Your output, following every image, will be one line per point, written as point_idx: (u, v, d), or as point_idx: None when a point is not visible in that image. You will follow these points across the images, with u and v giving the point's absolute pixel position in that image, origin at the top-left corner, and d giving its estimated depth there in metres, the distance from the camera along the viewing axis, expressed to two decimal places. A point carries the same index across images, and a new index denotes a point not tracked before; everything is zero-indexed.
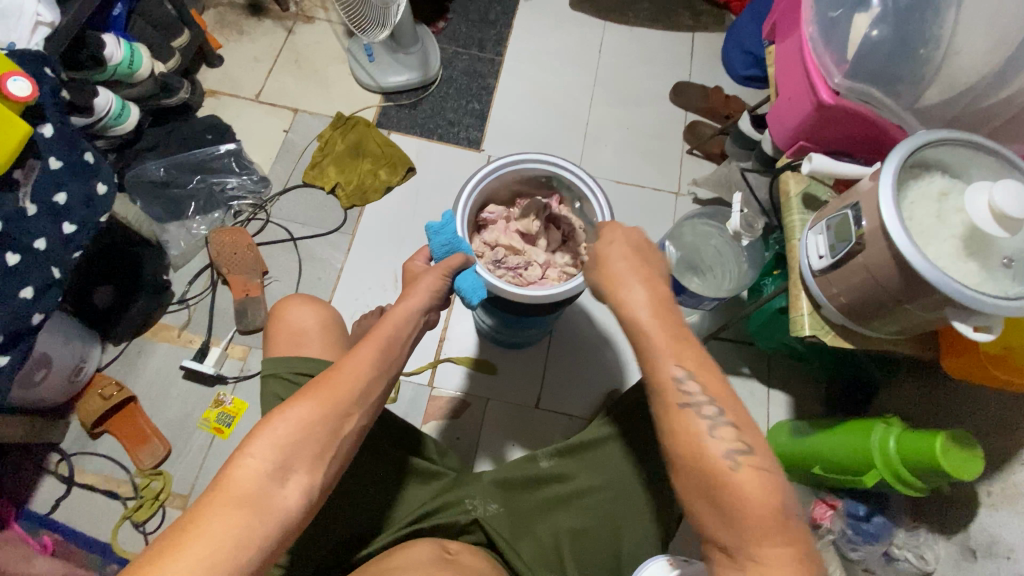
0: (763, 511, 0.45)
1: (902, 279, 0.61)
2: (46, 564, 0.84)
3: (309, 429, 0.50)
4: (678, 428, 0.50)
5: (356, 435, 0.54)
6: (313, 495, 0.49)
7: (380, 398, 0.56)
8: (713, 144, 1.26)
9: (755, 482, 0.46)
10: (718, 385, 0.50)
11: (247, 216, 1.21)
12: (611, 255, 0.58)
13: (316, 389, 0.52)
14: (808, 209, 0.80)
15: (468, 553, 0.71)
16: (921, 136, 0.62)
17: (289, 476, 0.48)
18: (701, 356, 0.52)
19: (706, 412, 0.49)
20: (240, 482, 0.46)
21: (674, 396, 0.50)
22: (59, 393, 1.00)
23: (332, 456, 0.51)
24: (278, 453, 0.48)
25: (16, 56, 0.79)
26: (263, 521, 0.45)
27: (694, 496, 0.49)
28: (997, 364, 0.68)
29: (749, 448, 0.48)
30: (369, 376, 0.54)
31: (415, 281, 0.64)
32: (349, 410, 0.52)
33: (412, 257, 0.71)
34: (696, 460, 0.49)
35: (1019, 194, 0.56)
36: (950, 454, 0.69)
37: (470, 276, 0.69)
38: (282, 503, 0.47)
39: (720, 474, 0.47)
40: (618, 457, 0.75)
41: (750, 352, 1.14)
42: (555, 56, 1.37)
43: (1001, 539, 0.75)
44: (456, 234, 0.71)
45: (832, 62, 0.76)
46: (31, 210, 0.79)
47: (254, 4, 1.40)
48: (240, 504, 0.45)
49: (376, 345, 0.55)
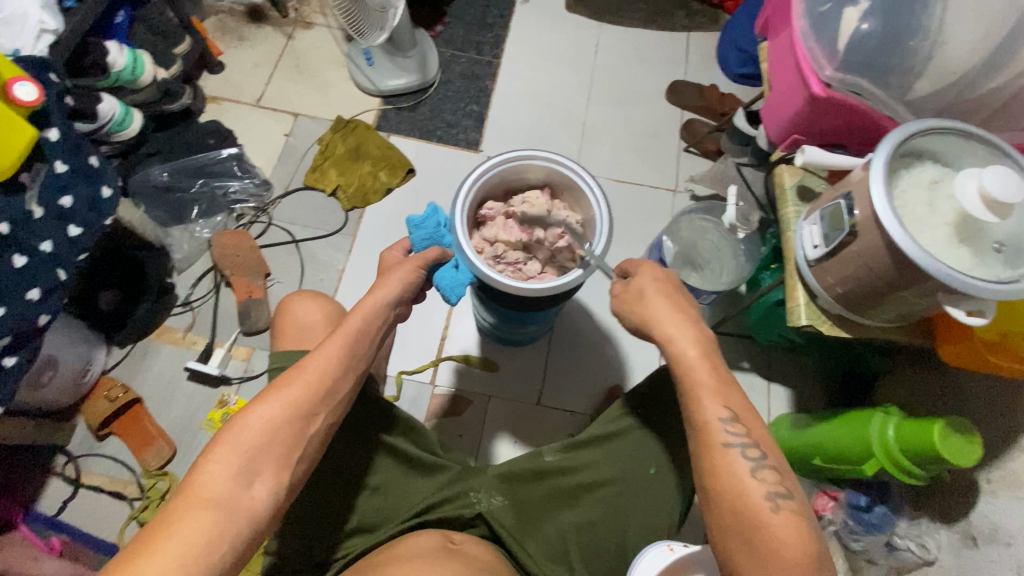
0: (798, 555, 0.49)
1: (895, 266, 0.62)
2: (53, 564, 0.85)
3: (275, 430, 0.52)
4: (720, 467, 0.54)
5: (322, 434, 0.56)
6: (281, 493, 0.52)
7: (346, 396, 0.58)
8: (709, 142, 1.28)
9: (786, 522, 0.50)
10: (759, 429, 0.55)
11: (249, 220, 1.23)
12: (649, 291, 0.63)
13: (279, 390, 0.54)
14: (802, 202, 0.81)
15: (472, 543, 0.72)
16: (910, 126, 0.64)
17: (256, 477, 0.50)
18: (743, 400, 0.56)
19: (749, 454, 0.54)
20: (209, 484, 0.48)
21: (717, 436, 0.55)
22: (65, 395, 1.01)
23: (299, 456, 0.54)
24: (243, 457, 0.51)
25: (23, 63, 0.81)
26: (233, 520, 0.48)
27: (731, 536, 0.52)
28: (995, 351, 0.68)
29: (788, 492, 0.52)
30: (333, 375, 0.56)
31: (388, 272, 0.65)
32: (315, 409, 0.55)
33: (391, 248, 0.74)
34: (735, 498, 0.53)
35: (1009, 180, 0.57)
36: (949, 440, 0.69)
37: (448, 274, 0.75)
38: (250, 503, 0.49)
39: (759, 515, 0.51)
40: (626, 449, 0.74)
41: (750, 346, 1.15)
42: (551, 58, 1.39)
43: (1000, 525, 0.76)
44: (436, 229, 0.77)
45: (823, 56, 0.76)
46: (38, 213, 0.80)
47: (254, 11, 1.42)
48: (210, 505, 0.47)
49: (339, 344, 0.57)
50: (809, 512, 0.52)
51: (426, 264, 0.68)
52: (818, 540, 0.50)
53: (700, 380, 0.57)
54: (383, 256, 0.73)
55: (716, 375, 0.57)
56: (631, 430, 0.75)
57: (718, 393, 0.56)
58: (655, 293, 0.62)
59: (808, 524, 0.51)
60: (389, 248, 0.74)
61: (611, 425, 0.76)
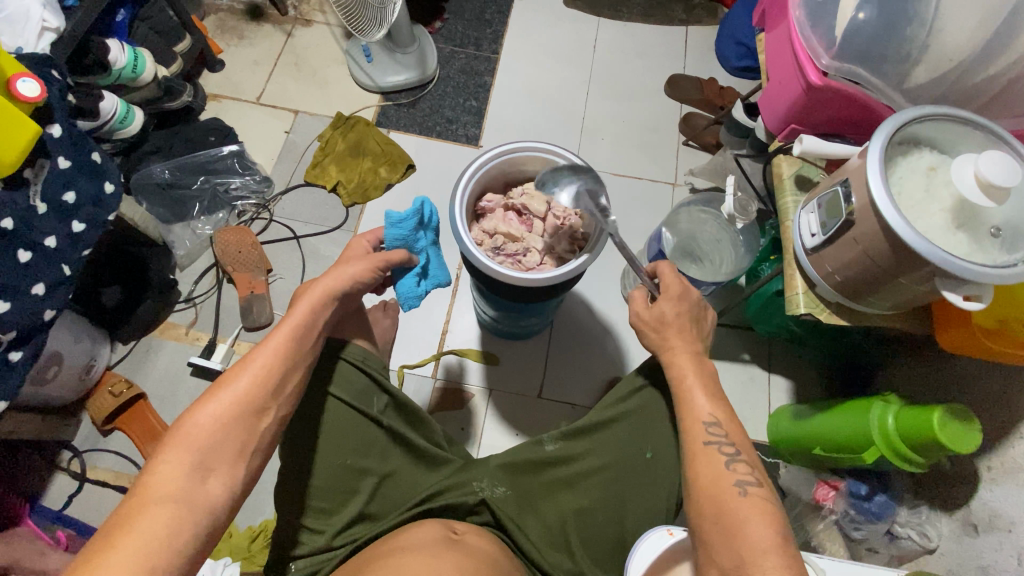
0: (765, 534, 0.53)
1: (893, 253, 0.62)
2: (60, 558, 0.86)
3: (226, 427, 0.56)
4: (699, 461, 0.60)
5: (275, 427, 0.60)
6: (237, 487, 0.55)
7: (294, 389, 0.62)
8: (708, 135, 1.28)
9: (755, 504, 0.55)
10: (736, 431, 0.61)
11: (251, 216, 1.23)
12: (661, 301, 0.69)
13: (226, 388, 0.57)
14: (800, 191, 0.82)
15: (474, 533, 0.73)
16: (907, 112, 0.64)
17: (211, 472, 0.53)
18: (726, 409, 0.63)
19: (726, 450, 0.60)
20: (164, 483, 0.51)
21: (700, 435, 0.61)
22: (70, 390, 1.02)
23: (254, 450, 0.57)
24: (196, 455, 0.53)
25: (26, 60, 0.82)
26: (192, 514, 0.51)
27: (705, 520, 0.57)
28: (993, 337, 0.69)
29: (757, 482, 0.57)
30: (280, 369, 0.60)
31: (347, 263, 0.70)
32: (266, 403, 0.59)
33: (360, 236, 0.75)
34: (711, 487, 0.58)
35: (1004, 164, 0.58)
36: (947, 428, 0.69)
37: (407, 283, 0.80)
38: (207, 497, 0.52)
39: (732, 500, 0.56)
40: (631, 436, 0.74)
41: (749, 338, 1.15)
42: (550, 52, 1.39)
43: (1000, 512, 0.76)
44: (410, 231, 0.76)
45: (820, 45, 0.76)
46: (42, 208, 0.81)
47: (254, 9, 1.42)
48: (169, 500, 0.50)
49: (283, 340, 0.62)
50: (777, 502, 0.57)
51: (388, 264, 0.73)
52: (783, 524, 0.54)
53: (691, 385, 0.65)
54: (350, 243, 0.74)
55: (704, 383, 0.65)
56: (637, 418, 0.75)
57: (705, 398, 0.64)
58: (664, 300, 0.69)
59: (775, 511, 0.55)
60: (359, 236, 0.75)
61: (610, 411, 0.76)
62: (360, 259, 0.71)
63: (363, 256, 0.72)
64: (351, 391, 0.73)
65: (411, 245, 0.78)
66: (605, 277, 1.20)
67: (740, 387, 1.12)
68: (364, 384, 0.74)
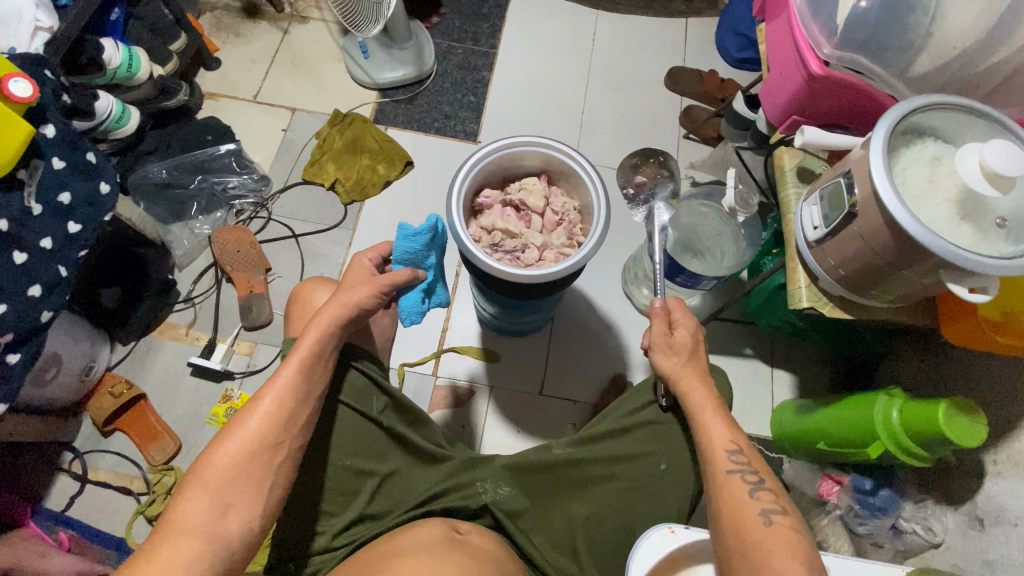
0: (790, 560, 0.53)
1: (897, 246, 0.61)
2: (61, 560, 0.86)
3: (241, 465, 0.58)
4: (724, 491, 0.60)
5: (290, 462, 0.61)
6: (256, 522, 0.57)
7: (307, 421, 0.63)
8: (708, 128, 1.27)
9: (779, 531, 0.56)
10: (761, 462, 0.62)
11: (250, 215, 1.23)
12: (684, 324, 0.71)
13: (239, 427, 0.59)
14: (803, 183, 0.81)
15: (477, 533, 0.72)
16: (910, 102, 0.63)
17: (229, 508, 0.55)
18: (746, 439, 0.64)
19: (750, 478, 0.60)
20: (183, 520, 0.53)
21: (723, 463, 0.62)
22: (71, 392, 1.02)
23: (269, 484, 0.59)
24: (214, 494, 0.55)
25: (17, 59, 0.80)
26: (212, 549, 0.53)
27: (734, 556, 0.56)
28: (996, 328, 0.68)
29: (783, 510, 0.58)
30: (290, 404, 0.62)
31: (356, 277, 0.70)
32: (279, 439, 0.60)
33: (362, 253, 0.73)
34: (737, 517, 0.58)
35: (1009, 153, 0.57)
36: (953, 423, 0.68)
37: (412, 298, 0.79)
38: (225, 532, 0.54)
39: (757, 528, 0.56)
40: (645, 447, 0.73)
41: (751, 333, 1.15)
42: (548, 47, 1.38)
43: (1006, 506, 0.75)
44: (420, 249, 0.77)
45: (821, 34, 0.74)
46: (36, 210, 0.80)
47: (250, 6, 1.41)
48: (189, 535, 0.53)
49: (293, 372, 0.63)
50: (803, 530, 0.57)
51: (395, 287, 0.71)
52: (810, 549, 0.55)
53: (703, 410, 0.66)
54: (351, 262, 0.71)
55: (720, 410, 0.66)
56: (643, 421, 0.74)
57: (725, 428, 0.64)
58: (683, 316, 0.72)
59: (801, 539, 0.55)
60: (361, 252, 0.73)
61: (625, 421, 0.75)
62: (362, 285, 0.69)
63: (367, 280, 0.70)
64: (352, 392, 0.72)
65: (419, 261, 0.78)
66: (606, 272, 1.19)
67: (742, 382, 1.11)
68: (363, 384, 0.74)
